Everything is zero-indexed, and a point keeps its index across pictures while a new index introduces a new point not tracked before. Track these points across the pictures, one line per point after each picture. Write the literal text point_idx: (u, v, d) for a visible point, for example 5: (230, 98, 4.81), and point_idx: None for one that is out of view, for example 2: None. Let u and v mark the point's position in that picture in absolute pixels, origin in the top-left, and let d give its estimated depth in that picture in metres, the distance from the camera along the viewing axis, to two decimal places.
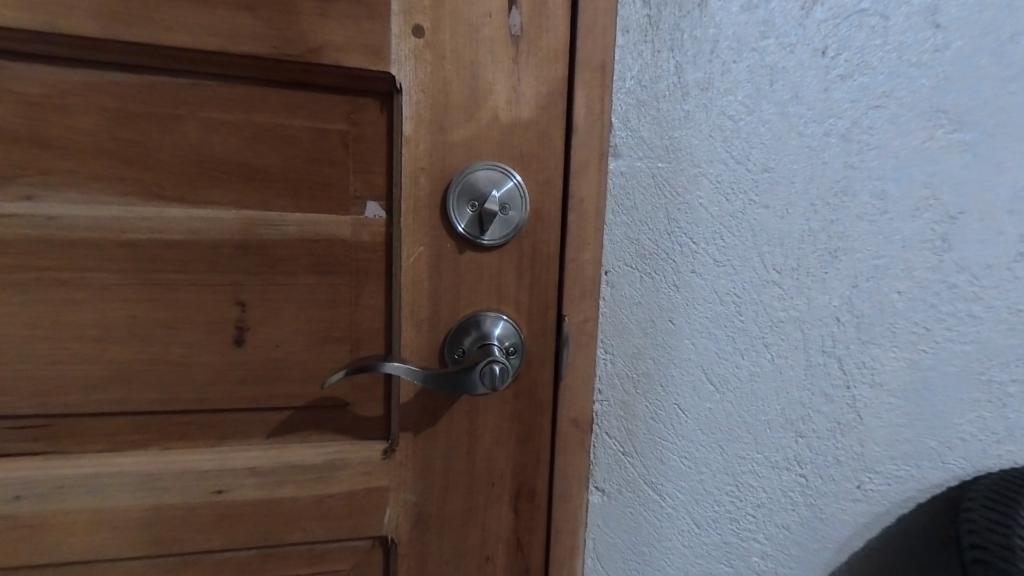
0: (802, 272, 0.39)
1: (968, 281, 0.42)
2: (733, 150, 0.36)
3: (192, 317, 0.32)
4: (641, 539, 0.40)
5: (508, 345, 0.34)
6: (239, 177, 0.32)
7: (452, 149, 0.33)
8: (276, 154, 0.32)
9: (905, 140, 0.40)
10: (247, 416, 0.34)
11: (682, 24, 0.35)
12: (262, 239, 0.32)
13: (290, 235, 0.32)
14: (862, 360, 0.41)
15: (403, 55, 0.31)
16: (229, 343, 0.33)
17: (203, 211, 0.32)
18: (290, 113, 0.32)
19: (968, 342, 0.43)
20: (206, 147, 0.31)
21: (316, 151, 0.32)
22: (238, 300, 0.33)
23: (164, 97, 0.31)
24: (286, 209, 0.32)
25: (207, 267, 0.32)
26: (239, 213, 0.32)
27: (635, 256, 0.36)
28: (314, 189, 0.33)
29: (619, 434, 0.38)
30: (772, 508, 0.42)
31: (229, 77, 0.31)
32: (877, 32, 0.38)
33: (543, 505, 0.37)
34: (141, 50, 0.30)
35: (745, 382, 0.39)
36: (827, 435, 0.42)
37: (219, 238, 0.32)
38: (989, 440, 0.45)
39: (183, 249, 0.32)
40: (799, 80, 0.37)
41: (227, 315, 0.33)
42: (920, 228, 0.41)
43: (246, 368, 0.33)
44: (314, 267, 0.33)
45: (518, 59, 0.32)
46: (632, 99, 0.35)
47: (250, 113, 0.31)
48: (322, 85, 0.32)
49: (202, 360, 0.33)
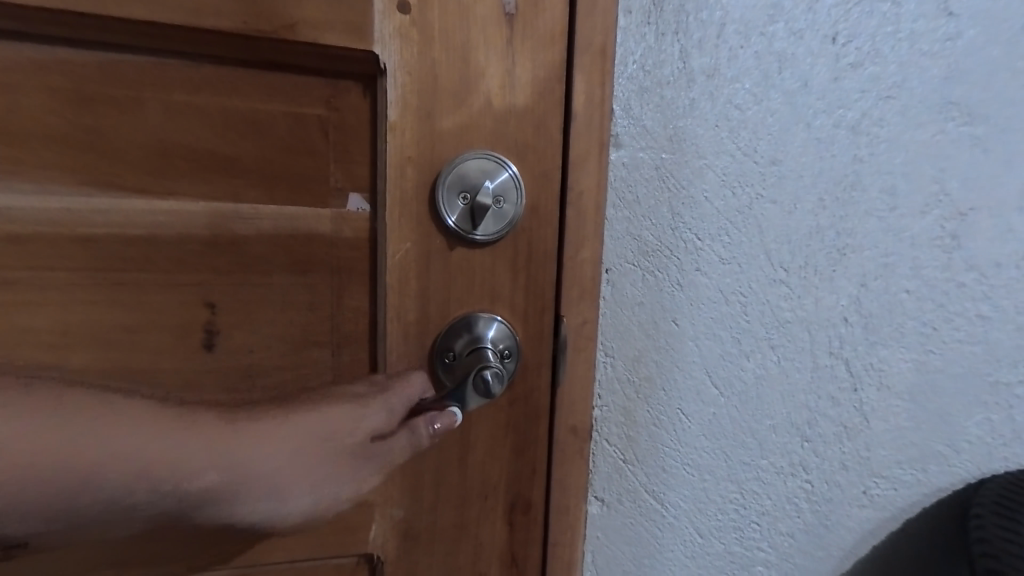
0: (809, 270, 0.37)
1: (977, 280, 0.41)
2: (739, 141, 0.35)
3: (156, 320, 0.30)
4: (642, 551, 0.38)
5: (502, 349, 0.32)
6: (208, 167, 0.29)
7: (441, 137, 0.30)
8: (250, 142, 0.29)
9: (916, 133, 0.38)
10: None
11: (687, 6, 0.33)
12: (236, 234, 0.30)
13: (265, 230, 0.30)
14: (870, 362, 0.40)
15: (387, 34, 0.29)
16: (199, 347, 0.30)
17: (168, 204, 0.29)
18: (265, 97, 0.29)
19: (977, 343, 0.42)
20: (172, 133, 0.29)
21: (294, 139, 0.30)
22: (207, 301, 0.30)
23: (123, 77, 0.28)
24: (260, 202, 0.30)
25: (173, 265, 0.29)
26: (208, 206, 0.29)
27: (637, 254, 0.34)
28: (293, 180, 0.30)
29: (619, 441, 0.36)
30: (777, 516, 0.40)
31: (197, 57, 0.28)
32: (888, 20, 0.36)
33: (539, 518, 0.34)
34: (93, 25, 0.27)
35: (750, 385, 0.38)
36: (833, 439, 0.40)
37: (187, 233, 0.29)
38: (996, 443, 0.43)
39: (145, 244, 0.29)
40: (808, 68, 0.35)
41: (195, 318, 0.30)
42: (929, 224, 0.39)
43: (217, 375, 0.31)
44: (292, 265, 0.30)
45: (513, 40, 0.30)
46: (635, 86, 0.33)
47: (220, 97, 0.29)
48: (299, 66, 0.30)
49: (169, 367, 0.30)
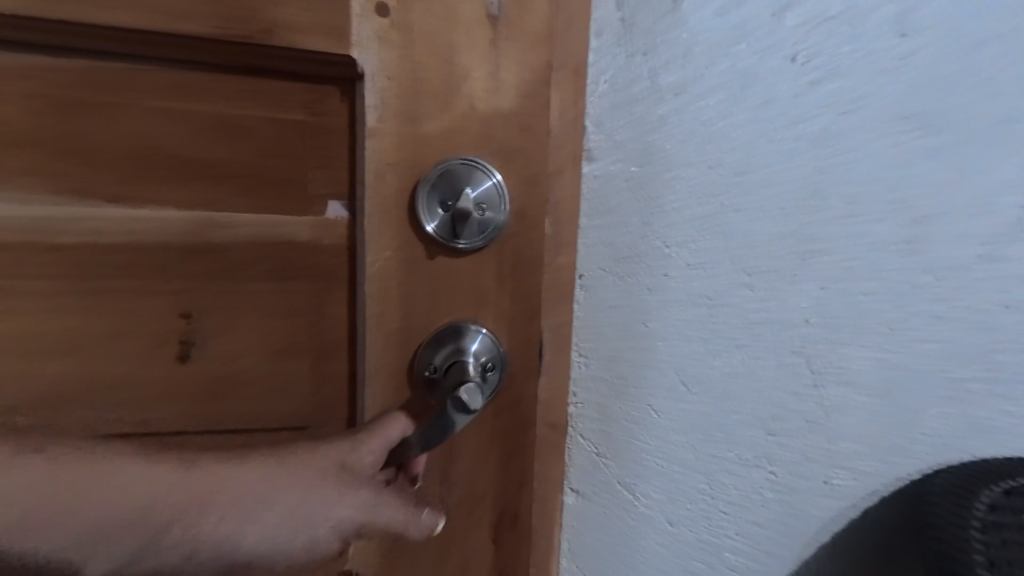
0: (773, 274, 0.40)
1: (932, 283, 0.44)
2: (706, 154, 0.37)
3: (141, 315, 0.31)
4: (616, 538, 0.41)
5: (485, 361, 0.34)
6: (191, 170, 0.31)
7: (423, 142, 0.32)
8: (232, 147, 0.31)
9: (874, 146, 0.41)
10: (206, 416, 0.33)
11: (656, 28, 0.35)
12: (219, 235, 0.31)
13: (246, 232, 0.32)
14: (831, 359, 0.43)
15: (367, 37, 0.30)
16: (184, 341, 0.32)
17: (153, 206, 0.31)
18: (246, 103, 0.31)
19: (932, 342, 0.45)
20: (156, 137, 0.30)
21: (276, 144, 0.32)
22: (192, 297, 0.32)
23: (108, 83, 0.30)
24: (243, 205, 0.32)
25: (156, 262, 0.31)
26: (191, 208, 0.31)
27: (609, 260, 0.37)
28: (274, 184, 0.32)
29: (594, 435, 0.39)
30: (744, 505, 0.43)
31: (180, 63, 0.30)
32: (846, 40, 0.39)
33: (524, 514, 0.36)
34: (76, 31, 0.28)
35: (717, 382, 0.40)
36: (797, 432, 0.43)
37: (171, 234, 0.31)
38: (951, 436, 0.46)
39: (132, 243, 0.31)
40: (771, 85, 0.37)
41: (180, 312, 0.32)
42: (886, 231, 0.42)
43: (200, 367, 0.33)
44: (275, 272, 0.32)
45: (496, 43, 0.32)
46: (606, 104, 0.35)
47: (202, 103, 0.31)
48: (280, 72, 0.31)
49: (154, 360, 0.32)
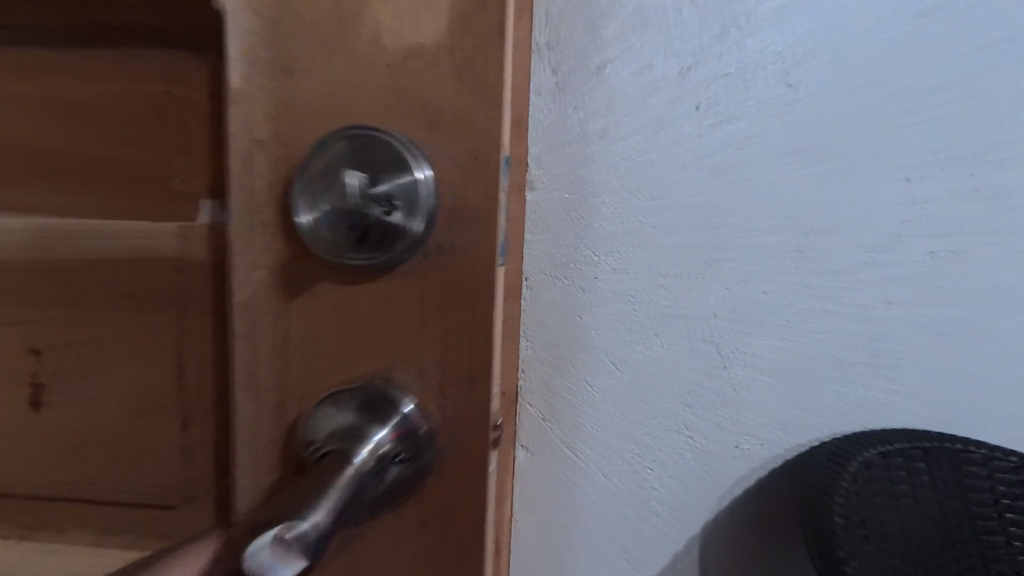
0: (685, 277, 0.50)
1: (821, 283, 0.54)
2: (627, 183, 0.47)
3: (38, 259, 0.38)
4: (560, 488, 0.51)
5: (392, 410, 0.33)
6: (80, 140, 0.38)
7: (314, 91, 0.33)
8: (114, 127, 0.38)
9: (767, 173, 0.51)
10: (86, 356, 0.39)
11: (583, 87, 0.45)
12: (99, 200, 0.38)
13: (123, 198, 0.38)
14: (737, 345, 0.53)
15: None
16: (71, 285, 0.38)
17: (55, 170, 0.38)
18: (125, 88, 0.37)
19: (824, 332, 0.55)
20: (59, 113, 0.38)
21: (145, 121, 0.37)
22: (74, 248, 0.38)
23: (36, 71, 0.38)
24: (121, 173, 0.38)
25: (51, 215, 0.38)
26: (78, 169, 0.38)
27: (550, 266, 0.47)
28: (145, 159, 0.38)
29: (540, 405, 0.49)
30: (667, 463, 0.53)
31: (86, 53, 0.38)
32: (740, 91, 0.49)
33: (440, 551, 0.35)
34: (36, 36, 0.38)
35: (642, 363, 0.50)
36: (710, 405, 0.53)
37: (63, 194, 0.38)
38: (841, 409, 0.56)
39: (42, 197, 0.39)
40: (679, 128, 0.48)
41: (63, 261, 0.38)
42: (780, 241, 0.52)
43: (81, 310, 0.38)
44: (134, 232, 0.37)
45: None
46: (545, 145, 0.45)
47: (92, 88, 0.38)
48: (155, 58, 0.37)
49: (47, 298, 0.39)
